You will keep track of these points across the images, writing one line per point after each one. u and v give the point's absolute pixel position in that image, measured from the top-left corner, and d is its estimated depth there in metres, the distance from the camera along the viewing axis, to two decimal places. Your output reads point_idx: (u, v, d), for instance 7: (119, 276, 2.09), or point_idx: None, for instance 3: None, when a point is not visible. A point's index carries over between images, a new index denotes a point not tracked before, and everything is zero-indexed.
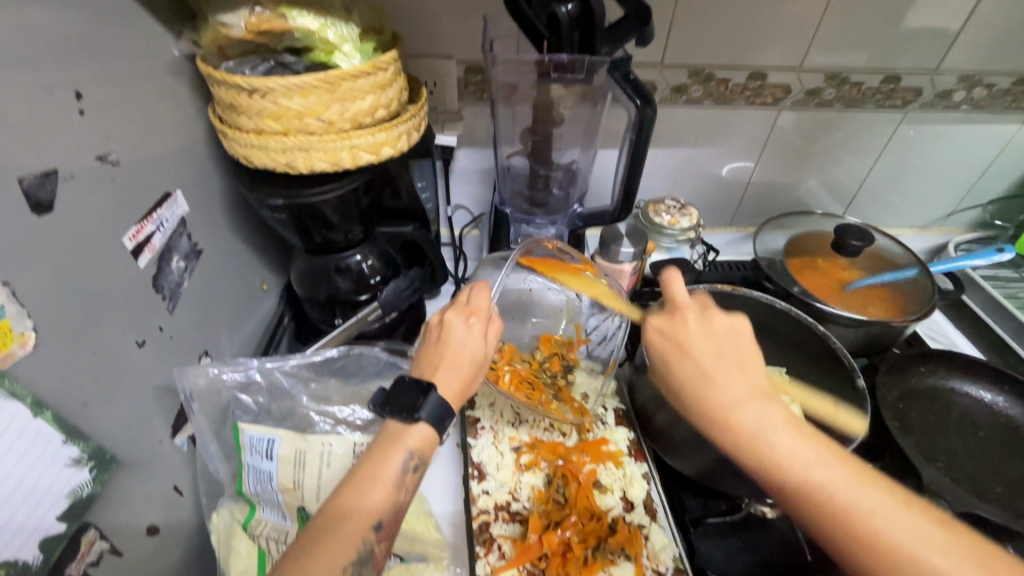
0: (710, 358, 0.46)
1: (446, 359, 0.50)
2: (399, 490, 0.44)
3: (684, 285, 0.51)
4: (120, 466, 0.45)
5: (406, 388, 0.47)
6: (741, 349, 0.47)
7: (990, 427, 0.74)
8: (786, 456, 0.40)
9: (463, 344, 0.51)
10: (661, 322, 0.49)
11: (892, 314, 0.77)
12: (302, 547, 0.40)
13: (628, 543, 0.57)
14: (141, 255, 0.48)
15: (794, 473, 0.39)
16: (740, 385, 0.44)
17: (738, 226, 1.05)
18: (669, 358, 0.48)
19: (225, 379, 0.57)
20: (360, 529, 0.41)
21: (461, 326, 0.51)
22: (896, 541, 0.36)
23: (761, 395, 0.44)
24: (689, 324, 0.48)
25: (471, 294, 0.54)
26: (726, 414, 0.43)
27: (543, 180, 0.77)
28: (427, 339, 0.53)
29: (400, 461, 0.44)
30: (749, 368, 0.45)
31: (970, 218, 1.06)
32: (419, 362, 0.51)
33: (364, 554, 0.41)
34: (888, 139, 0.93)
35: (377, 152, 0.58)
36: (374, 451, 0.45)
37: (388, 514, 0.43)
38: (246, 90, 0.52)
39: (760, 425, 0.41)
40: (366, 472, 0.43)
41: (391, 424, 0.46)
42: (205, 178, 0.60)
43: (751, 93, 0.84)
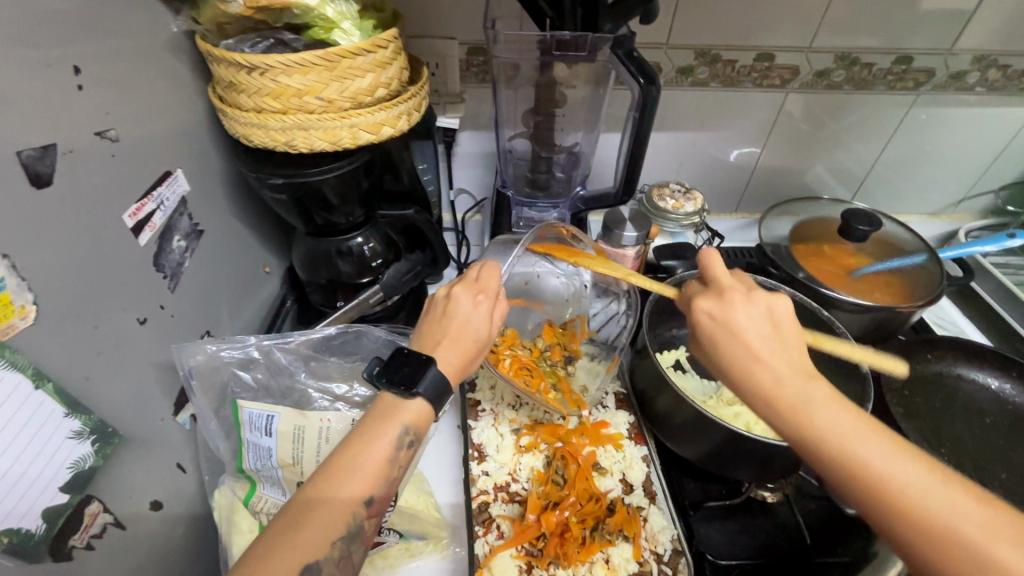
0: (756, 335, 0.43)
1: (448, 334, 0.50)
2: (392, 467, 0.44)
3: (724, 264, 0.49)
4: (122, 440, 0.45)
5: (406, 361, 0.47)
6: (789, 329, 0.44)
7: (996, 414, 0.74)
8: (833, 433, 0.38)
9: (469, 320, 0.51)
10: (708, 303, 0.46)
11: (899, 300, 0.76)
12: (291, 519, 0.39)
13: (626, 524, 0.57)
14: (141, 233, 0.49)
15: (836, 447, 0.37)
16: (781, 360, 0.42)
17: (743, 212, 1.04)
18: (713, 336, 0.45)
19: (224, 356, 0.58)
20: (348, 505, 0.41)
21: (468, 303, 0.51)
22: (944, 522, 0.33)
23: (805, 373, 0.42)
24: (735, 303, 0.45)
25: (481, 272, 0.54)
26: (769, 388, 0.41)
27: (545, 163, 0.77)
28: (430, 312, 0.52)
29: (394, 435, 0.44)
30: (793, 346, 0.43)
31: (982, 204, 1.04)
32: (421, 334, 0.51)
33: (354, 530, 0.41)
34: (898, 123, 0.91)
35: (377, 132, 0.57)
36: (370, 424, 0.45)
37: (381, 489, 0.43)
38: (245, 68, 0.52)
39: (805, 403, 0.39)
40: (360, 444, 0.43)
41: (387, 397, 0.46)
42: (205, 159, 0.60)
43: (758, 75, 0.83)
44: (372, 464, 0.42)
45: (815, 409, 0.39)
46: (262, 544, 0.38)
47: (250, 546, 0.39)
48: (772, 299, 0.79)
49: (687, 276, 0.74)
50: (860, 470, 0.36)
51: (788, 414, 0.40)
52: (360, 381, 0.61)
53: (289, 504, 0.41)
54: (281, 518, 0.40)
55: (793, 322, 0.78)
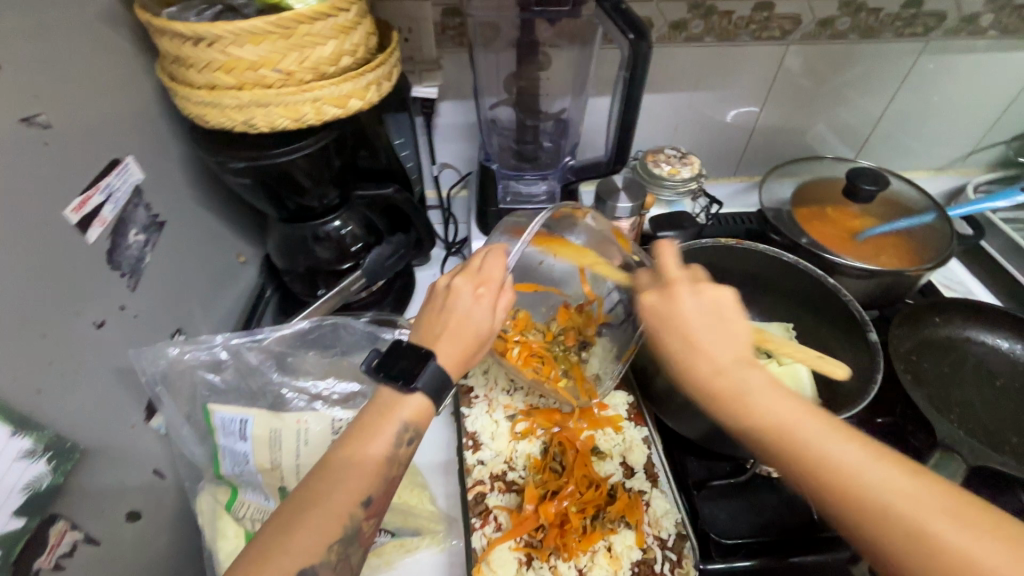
0: (697, 325, 0.43)
1: (447, 328, 0.45)
2: (391, 465, 0.41)
3: (677, 255, 0.48)
4: (86, 454, 0.42)
5: (404, 355, 0.43)
6: (732, 313, 0.44)
7: (1007, 376, 0.71)
8: (770, 419, 0.38)
9: (470, 315, 0.46)
10: (655, 298, 0.46)
11: (906, 262, 0.73)
12: (282, 522, 0.37)
13: (628, 511, 0.55)
14: (89, 229, 0.44)
15: (781, 431, 0.38)
16: (726, 352, 0.42)
17: (741, 176, 1.00)
18: (655, 331, 0.45)
19: (189, 359, 0.54)
20: (346, 506, 0.38)
21: (469, 295, 0.46)
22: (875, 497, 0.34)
23: (748, 359, 0.42)
24: (677, 296, 0.45)
25: (484, 260, 0.48)
26: (710, 376, 0.41)
27: (532, 132, 0.73)
28: (428, 303, 0.48)
29: (394, 432, 0.41)
30: (736, 331, 0.43)
31: (990, 157, 1.00)
32: (419, 327, 0.47)
33: (351, 533, 0.38)
34: (906, 73, 0.86)
35: (343, 106, 0.52)
36: (368, 419, 0.41)
37: (379, 489, 0.40)
38: (190, 39, 0.46)
39: (743, 388, 0.40)
40: (357, 442, 0.40)
41: (384, 391, 0.43)
42: (160, 144, 0.55)
43: (757, 27, 0.77)
44: (368, 462, 0.40)
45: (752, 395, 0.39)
46: (253, 550, 0.36)
47: (239, 554, 0.36)
48: (773, 268, 0.76)
49: (683, 247, 0.74)
50: (799, 453, 0.36)
51: (733, 405, 0.40)
52: (337, 377, 0.59)
53: (281, 505, 0.38)
54: (271, 523, 0.37)
55: (795, 291, 0.76)
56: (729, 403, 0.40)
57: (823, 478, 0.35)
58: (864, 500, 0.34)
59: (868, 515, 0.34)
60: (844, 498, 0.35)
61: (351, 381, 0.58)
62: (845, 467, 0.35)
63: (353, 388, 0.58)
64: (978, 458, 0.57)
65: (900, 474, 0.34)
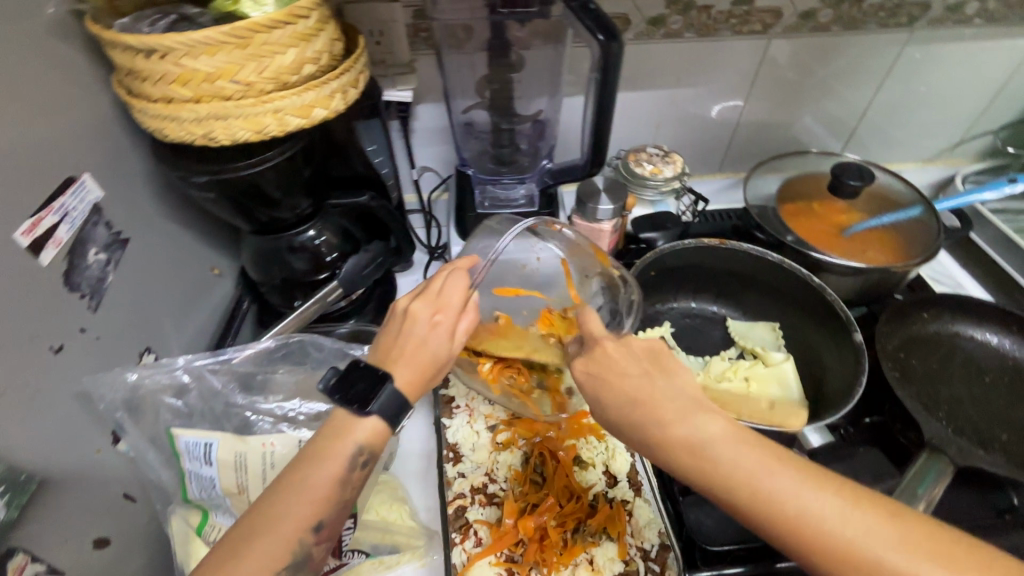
0: (639, 380, 0.44)
1: (404, 351, 0.44)
2: (344, 488, 0.40)
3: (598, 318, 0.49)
4: (44, 484, 0.41)
5: (361, 376, 0.42)
6: (666, 365, 0.45)
7: (996, 371, 0.70)
8: (740, 473, 0.37)
9: (427, 341, 0.44)
10: (583, 361, 0.46)
11: (893, 258, 0.72)
12: (229, 549, 0.36)
13: (609, 522, 0.54)
14: (42, 251, 0.43)
15: (755, 488, 0.37)
16: (671, 401, 0.42)
17: (727, 172, 0.99)
18: (596, 389, 0.45)
19: (148, 383, 0.52)
20: (295, 533, 0.37)
21: (427, 320, 0.45)
22: (854, 545, 0.34)
23: (700, 409, 0.42)
24: (612, 352, 0.46)
25: (445, 283, 0.47)
26: (668, 432, 0.41)
27: (507, 135, 0.72)
28: (388, 324, 0.46)
29: (347, 456, 0.40)
30: (676, 381, 0.44)
31: (979, 147, 0.98)
32: (378, 348, 0.45)
33: (300, 558, 0.38)
34: (891, 64, 0.84)
35: (307, 115, 0.51)
36: (322, 443, 0.40)
37: (331, 514, 0.39)
38: (143, 51, 0.45)
39: (703, 440, 0.40)
40: (308, 464, 0.39)
41: (339, 413, 0.42)
42: (121, 159, 0.53)
43: (737, 21, 0.75)
44: (320, 487, 0.39)
45: (715, 448, 0.39)
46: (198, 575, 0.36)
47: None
48: (758, 266, 0.75)
49: (666, 249, 0.73)
50: (776, 509, 0.36)
51: (684, 456, 0.40)
52: (304, 397, 0.57)
53: (231, 529, 0.38)
54: (218, 548, 0.37)
55: (782, 290, 0.74)
56: (679, 454, 0.40)
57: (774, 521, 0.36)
58: (846, 551, 0.34)
59: (851, 567, 0.34)
60: (796, 536, 0.35)
61: (319, 401, 0.57)
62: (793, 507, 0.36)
63: (321, 407, 0.56)
64: (966, 458, 0.55)
65: (839, 504, 0.35)
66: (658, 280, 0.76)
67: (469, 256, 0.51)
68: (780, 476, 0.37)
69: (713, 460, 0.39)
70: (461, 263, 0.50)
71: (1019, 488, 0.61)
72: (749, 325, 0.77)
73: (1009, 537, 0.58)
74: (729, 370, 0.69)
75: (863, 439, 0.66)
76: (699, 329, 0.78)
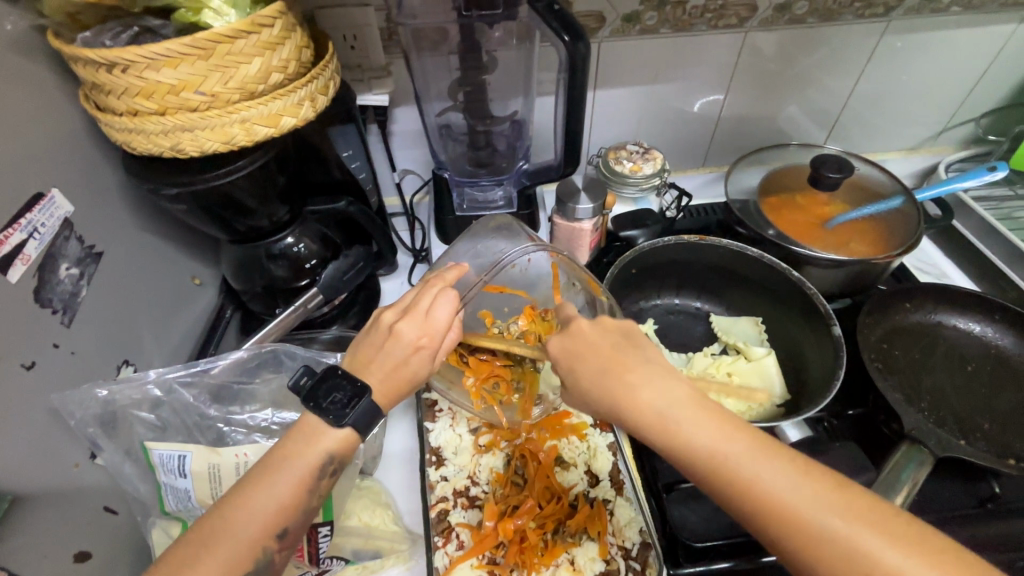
0: (605, 348, 0.44)
1: (383, 368, 0.44)
2: (310, 497, 0.40)
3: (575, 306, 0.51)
4: (18, 502, 0.41)
5: (337, 386, 0.42)
6: (635, 337, 0.45)
7: (979, 359, 0.71)
8: (693, 440, 0.38)
9: (408, 360, 0.44)
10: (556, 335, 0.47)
11: (874, 249, 0.72)
12: (192, 548, 0.37)
13: (590, 523, 0.55)
14: (11, 269, 0.43)
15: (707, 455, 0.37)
16: (635, 368, 0.42)
17: (711, 166, 0.99)
18: (564, 356, 0.45)
19: (121, 398, 0.52)
20: (258, 538, 0.38)
21: (411, 342, 0.44)
22: (794, 510, 0.35)
23: (662, 375, 0.42)
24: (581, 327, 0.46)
25: (434, 303, 0.45)
26: (626, 398, 0.41)
27: (483, 137, 0.71)
28: (371, 334, 0.46)
29: (315, 465, 0.40)
30: (642, 350, 0.44)
31: (963, 134, 0.98)
32: (355, 356, 0.45)
33: (262, 562, 0.39)
34: (870, 55, 0.84)
35: (275, 124, 0.51)
36: (290, 448, 0.41)
37: (297, 521, 0.40)
38: (105, 66, 0.45)
39: (660, 406, 0.40)
40: (273, 472, 0.39)
41: (310, 419, 0.42)
42: (92, 173, 0.53)
43: (712, 16, 0.75)
44: (286, 494, 0.39)
45: (671, 415, 0.39)
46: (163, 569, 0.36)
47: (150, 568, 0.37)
48: (739, 261, 0.74)
49: (646, 247, 0.73)
50: (727, 474, 0.37)
51: (647, 419, 0.40)
52: (278, 407, 0.58)
53: (191, 532, 0.38)
54: (177, 548, 0.37)
55: (764, 284, 0.74)
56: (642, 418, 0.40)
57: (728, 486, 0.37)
58: (788, 517, 0.35)
59: (791, 532, 0.35)
60: (746, 503, 0.36)
61: (291, 410, 0.57)
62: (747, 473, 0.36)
63: (292, 417, 0.57)
64: (944, 449, 0.56)
65: (790, 474, 0.36)
66: (640, 278, 0.76)
67: (457, 271, 0.51)
68: (737, 446, 0.37)
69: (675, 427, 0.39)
70: (450, 278, 0.50)
71: (1001, 477, 0.61)
72: (731, 320, 0.77)
73: (991, 526, 0.58)
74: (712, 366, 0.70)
75: (847, 431, 0.65)
76: (682, 325, 0.79)
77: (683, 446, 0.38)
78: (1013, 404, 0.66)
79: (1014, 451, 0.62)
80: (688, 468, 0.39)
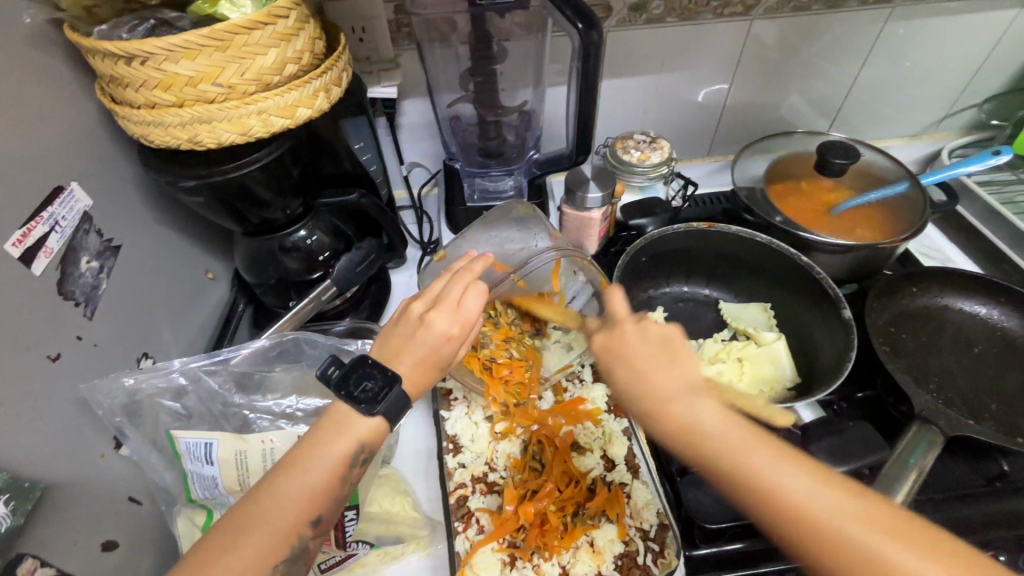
0: (644, 356, 0.45)
1: (415, 357, 0.44)
2: (344, 483, 0.41)
3: (626, 300, 0.50)
4: (47, 491, 0.42)
5: (368, 374, 0.43)
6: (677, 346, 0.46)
7: (986, 342, 0.71)
8: (725, 450, 0.39)
9: (437, 348, 0.45)
10: (604, 337, 0.48)
11: (880, 235, 0.72)
12: (227, 539, 0.37)
13: (608, 506, 0.55)
14: (34, 261, 0.43)
15: (739, 464, 0.38)
16: (670, 380, 0.43)
17: (716, 155, 0.99)
18: (609, 366, 0.46)
19: (145, 387, 0.53)
20: (294, 526, 0.38)
21: (442, 332, 0.45)
22: (818, 516, 0.36)
23: (695, 387, 0.43)
24: (625, 335, 0.46)
25: (465, 293, 0.46)
26: (661, 404, 0.42)
27: (494, 128, 0.71)
28: (401, 324, 0.46)
29: (349, 453, 0.41)
30: (680, 359, 0.45)
31: (965, 120, 0.98)
32: (383, 341, 0.46)
33: (297, 552, 0.39)
34: (873, 41, 0.84)
35: (292, 116, 0.51)
36: (321, 437, 0.41)
37: (329, 509, 0.40)
38: (123, 58, 0.45)
39: (694, 418, 0.41)
40: (307, 459, 0.40)
41: (341, 407, 0.42)
42: (109, 166, 0.54)
43: (718, 4, 0.76)
44: (319, 482, 0.40)
45: (704, 425, 0.40)
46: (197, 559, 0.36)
47: (183, 559, 0.36)
48: (749, 249, 0.75)
49: (655, 235, 0.74)
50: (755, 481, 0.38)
51: (675, 427, 0.41)
52: (301, 394, 0.58)
53: (225, 518, 0.38)
54: (212, 536, 0.37)
55: (771, 269, 0.75)
56: (676, 426, 0.41)
57: (756, 492, 0.37)
58: (809, 521, 0.36)
59: (812, 535, 0.36)
60: (773, 512, 0.37)
61: (316, 397, 0.58)
62: (775, 480, 0.37)
63: (317, 403, 0.57)
64: (954, 428, 0.56)
65: (815, 482, 0.37)
66: (650, 266, 0.77)
67: (485, 260, 0.49)
68: (766, 454, 0.38)
69: (710, 436, 0.40)
70: (478, 268, 0.48)
71: (1009, 456, 0.62)
72: (740, 307, 0.77)
73: (999, 503, 0.59)
74: (723, 352, 0.70)
75: (857, 414, 0.66)
76: (691, 312, 0.79)
77: (705, 448, 0.40)
78: (1019, 385, 0.67)
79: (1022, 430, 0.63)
80: (707, 471, 0.40)
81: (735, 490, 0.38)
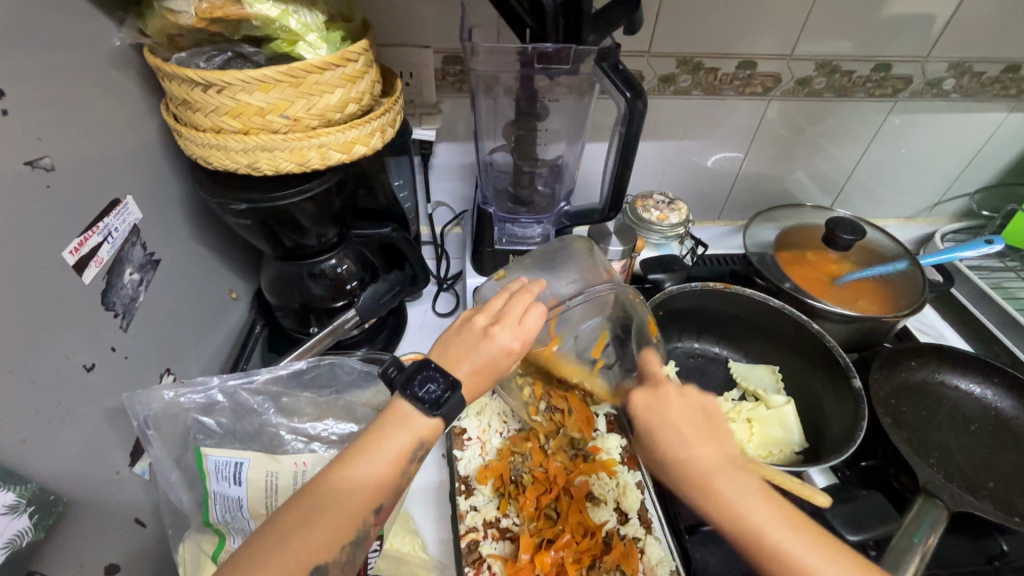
0: (690, 428, 0.47)
1: (473, 365, 0.44)
2: (403, 476, 0.40)
3: (660, 365, 0.53)
4: (64, 507, 0.40)
5: (431, 377, 0.42)
6: (716, 420, 0.48)
7: (981, 420, 0.74)
8: (762, 530, 0.42)
9: (496, 359, 0.45)
10: (645, 398, 0.49)
11: (883, 308, 0.75)
12: (299, 516, 0.36)
13: (623, 560, 0.55)
14: (85, 270, 0.44)
15: (773, 545, 0.41)
16: (713, 455, 0.45)
17: (726, 219, 1.04)
18: (651, 429, 0.48)
19: (183, 401, 0.53)
20: (361, 510, 0.38)
21: (503, 345, 0.45)
22: None
23: (733, 462, 0.45)
24: (670, 398, 0.48)
25: (527, 311, 0.47)
26: (703, 479, 0.44)
27: (528, 177, 0.74)
28: (463, 333, 0.46)
29: (410, 449, 0.40)
30: (721, 435, 0.47)
31: (955, 207, 1.05)
32: (441, 345, 0.46)
33: (360, 536, 0.38)
34: (876, 130, 0.91)
35: (348, 151, 0.53)
36: (384, 430, 0.41)
37: (390, 497, 0.40)
38: (201, 85, 0.47)
39: (735, 493, 0.43)
40: (369, 447, 0.40)
41: (402, 405, 0.42)
42: (160, 183, 0.55)
43: (740, 83, 0.82)
44: (385, 470, 0.39)
45: (743, 501, 0.43)
46: (270, 532, 0.36)
47: (256, 532, 0.36)
48: (761, 312, 0.78)
49: (673, 291, 0.77)
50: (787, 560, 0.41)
51: (712, 497, 0.44)
52: (335, 417, 0.58)
53: (288, 503, 0.37)
54: (280, 515, 0.37)
55: (780, 333, 0.78)
56: (710, 493, 0.44)
57: (782, 567, 0.40)
58: None
59: None
60: None
61: (348, 421, 0.57)
62: (801, 557, 0.41)
63: (351, 428, 0.57)
64: (958, 504, 0.57)
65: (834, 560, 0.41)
66: (664, 319, 0.79)
67: (542, 284, 0.51)
68: (795, 535, 0.42)
69: (746, 513, 0.42)
70: (536, 291, 0.49)
71: (1006, 535, 0.64)
72: (750, 367, 0.80)
73: None
74: (733, 411, 0.72)
75: (859, 482, 0.68)
76: (702, 368, 0.81)
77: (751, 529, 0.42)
78: (1014, 466, 0.69)
79: (1018, 510, 0.65)
80: (746, 548, 0.42)
81: (765, 561, 0.41)
